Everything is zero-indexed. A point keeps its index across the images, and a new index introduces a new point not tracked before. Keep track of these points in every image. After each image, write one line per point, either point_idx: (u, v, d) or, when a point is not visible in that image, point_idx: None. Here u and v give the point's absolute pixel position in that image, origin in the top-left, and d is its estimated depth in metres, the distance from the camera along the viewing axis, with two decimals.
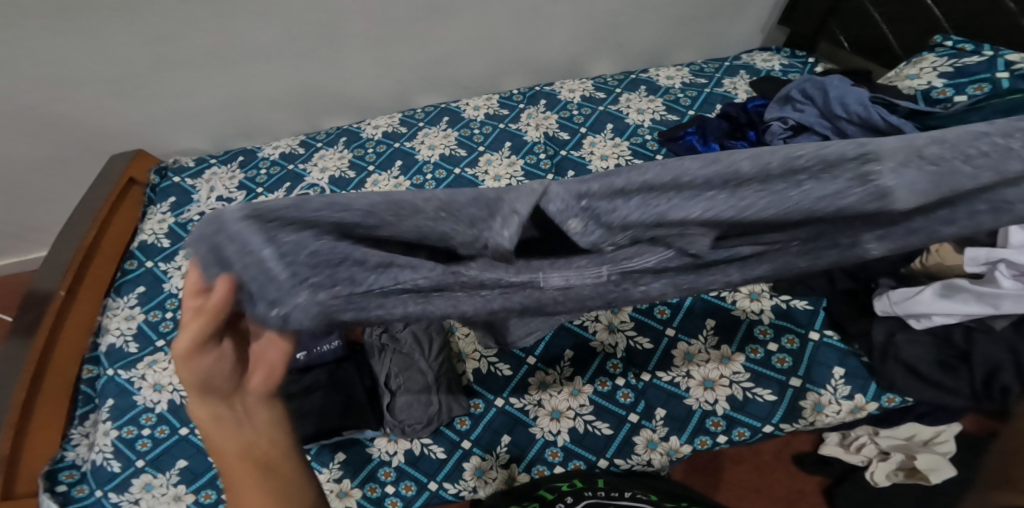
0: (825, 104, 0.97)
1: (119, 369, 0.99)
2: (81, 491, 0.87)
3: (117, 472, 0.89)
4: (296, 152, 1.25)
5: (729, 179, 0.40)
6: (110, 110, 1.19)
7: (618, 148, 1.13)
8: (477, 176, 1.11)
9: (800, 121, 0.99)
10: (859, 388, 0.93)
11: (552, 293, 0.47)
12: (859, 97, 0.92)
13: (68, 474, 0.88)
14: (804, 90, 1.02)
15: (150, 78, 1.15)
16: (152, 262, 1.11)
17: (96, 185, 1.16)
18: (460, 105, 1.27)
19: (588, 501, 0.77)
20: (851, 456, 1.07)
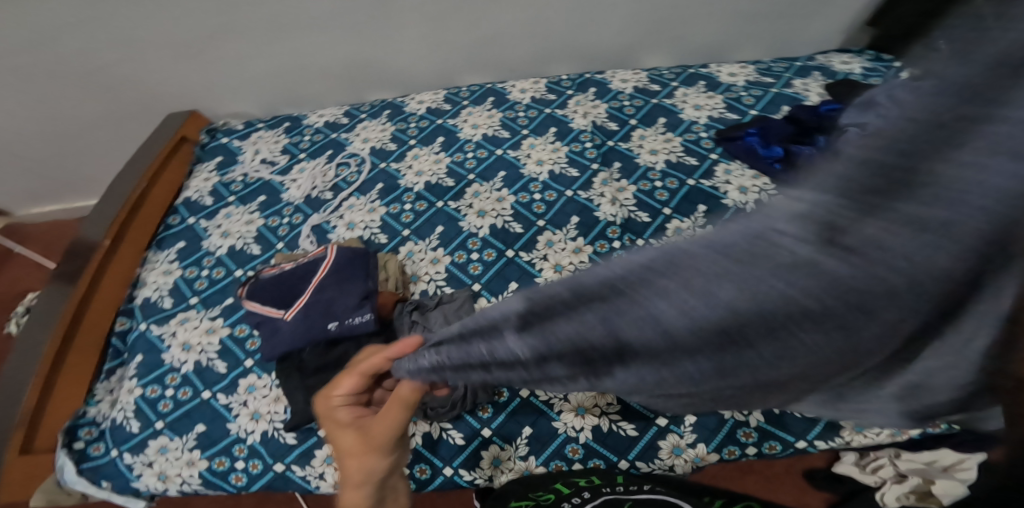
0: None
1: (151, 324, 1.00)
2: (96, 449, 0.89)
3: (136, 432, 0.90)
4: (339, 121, 1.24)
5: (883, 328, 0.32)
6: (168, 72, 1.21)
7: (669, 144, 1.08)
8: (519, 158, 1.09)
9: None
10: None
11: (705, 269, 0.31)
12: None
13: (87, 430, 0.91)
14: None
15: (209, 44, 1.16)
16: (194, 219, 1.12)
17: (149, 140, 1.17)
18: (507, 86, 1.24)
19: (603, 497, 0.76)
20: (865, 476, 1.04)
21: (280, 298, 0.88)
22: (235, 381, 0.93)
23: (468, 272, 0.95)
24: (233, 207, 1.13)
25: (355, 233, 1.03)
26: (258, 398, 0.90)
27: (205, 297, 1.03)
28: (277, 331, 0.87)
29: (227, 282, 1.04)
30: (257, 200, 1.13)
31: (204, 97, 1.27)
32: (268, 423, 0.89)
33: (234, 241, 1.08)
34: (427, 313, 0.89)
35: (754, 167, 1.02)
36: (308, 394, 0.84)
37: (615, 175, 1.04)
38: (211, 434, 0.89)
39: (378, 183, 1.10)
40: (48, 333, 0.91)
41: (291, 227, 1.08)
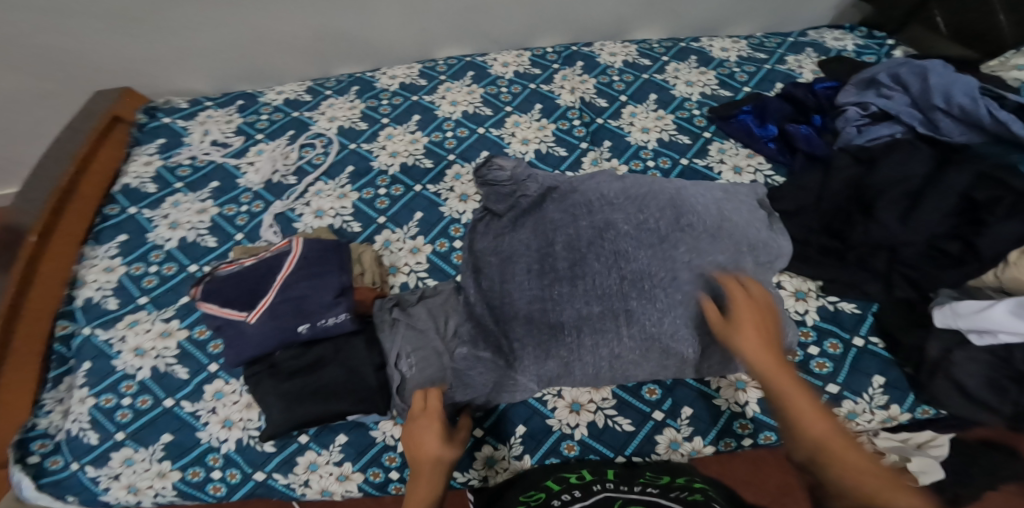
0: (921, 93, 0.92)
1: (96, 329, 0.89)
2: (54, 463, 0.79)
3: (95, 444, 0.80)
4: (301, 99, 1.13)
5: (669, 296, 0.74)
6: (97, 43, 1.05)
7: (661, 121, 1.03)
8: (503, 137, 1.01)
9: (886, 109, 0.94)
10: (898, 398, 0.79)
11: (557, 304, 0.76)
12: (966, 88, 0.87)
13: (41, 443, 0.80)
14: (896, 76, 0.97)
15: (151, 9, 1.02)
16: (136, 208, 1.00)
17: (76, 121, 1.04)
18: (488, 59, 1.15)
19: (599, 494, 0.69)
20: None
21: (240, 297, 0.77)
22: (200, 386, 0.85)
23: (451, 262, 0.90)
24: (182, 193, 1.01)
25: (324, 222, 0.94)
26: (228, 405, 0.83)
27: (156, 296, 0.92)
28: (242, 335, 0.77)
29: (180, 279, 0.93)
30: (209, 186, 1.02)
31: (147, 71, 1.12)
32: (242, 430, 0.82)
33: (185, 232, 0.97)
34: (410, 308, 0.83)
35: (752, 147, 0.98)
36: (284, 401, 0.75)
37: (605, 154, 0.98)
38: (181, 443, 0.81)
39: (348, 166, 1.01)
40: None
41: (250, 216, 0.97)
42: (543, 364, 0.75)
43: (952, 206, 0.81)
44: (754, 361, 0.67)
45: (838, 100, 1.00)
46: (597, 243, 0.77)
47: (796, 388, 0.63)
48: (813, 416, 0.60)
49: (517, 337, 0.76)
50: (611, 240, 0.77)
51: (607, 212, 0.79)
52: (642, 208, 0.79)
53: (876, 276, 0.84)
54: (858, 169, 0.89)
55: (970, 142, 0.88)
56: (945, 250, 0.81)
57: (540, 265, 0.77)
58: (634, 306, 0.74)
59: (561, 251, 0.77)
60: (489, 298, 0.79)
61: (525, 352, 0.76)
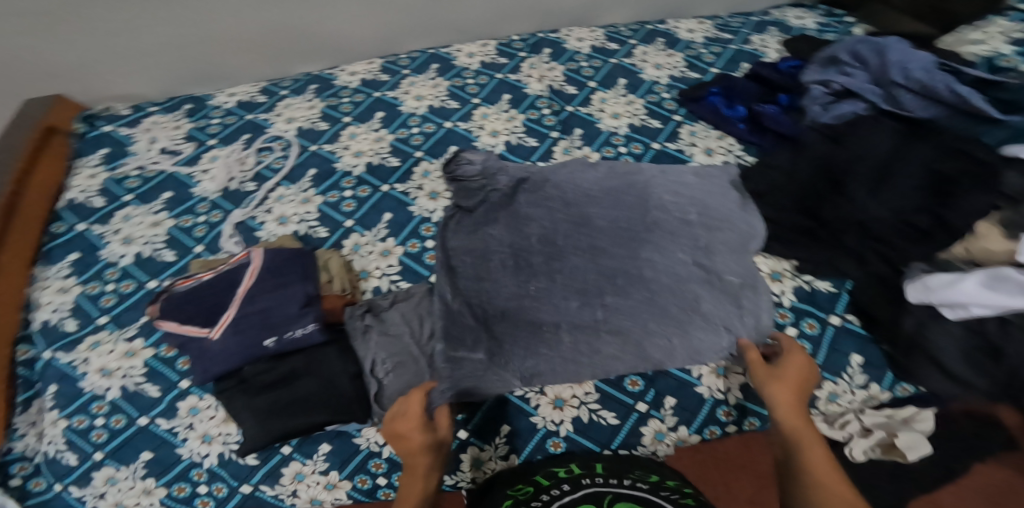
0: (881, 69, 0.93)
1: (57, 352, 0.85)
2: (37, 484, 0.77)
3: (75, 465, 0.77)
4: (256, 100, 1.08)
5: (630, 277, 0.78)
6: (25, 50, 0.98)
7: (631, 106, 1.01)
8: (471, 131, 0.98)
9: (848, 86, 0.93)
10: (876, 377, 0.80)
11: (528, 296, 0.77)
12: (922, 64, 0.89)
13: (20, 466, 0.78)
14: (855, 54, 0.97)
15: (81, 9, 0.95)
16: (85, 225, 0.95)
17: (9, 134, 0.98)
18: (452, 51, 1.11)
19: (586, 490, 0.68)
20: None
21: (204, 312, 0.75)
22: (174, 404, 0.82)
23: (424, 262, 0.87)
24: (132, 207, 0.96)
25: (288, 229, 0.90)
26: (204, 420, 0.80)
27: (116, 315, 0.88)
28: (207, 352, 0.74)
29: (140, 296, 0.89)
30: (162, 196, 0.97)
31: (80, 78, 1.05)
32: (222, 445, 0.79)
33: (140, 247, 0.93)
34: (382, 314, 0.80)
35: (721, 128, 0.97)
36: (258, 418, 0.72)
37: (577, 142, 0.96)
38: (162, 459, 0.78)
39: (311, 169, 0.97)
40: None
41: (209, 226, 0.93)
42: (528, 360, 0.73)
43: (919, 181, 0.82)
44: (778, 411, 0.66)
45: (802, 79, 0.99)
46: (573, 242, 0.81)
47: (813, 445, 0.62)
48: (825, 474, 0.58)
49: (501, 334, 0.74)
50: (589, 236, 0.81)
51: (585, 206, 0.84)
52: (619, 203, 0.84)
53: (848, 253, 0.83)
54: (828, 147, 0.88)
55: (932, 116, 0.87)
56: (915, 225, 0.81)
57: (517, 262, 0.79)
58: (610, 300, 0.76)
59: (537, 249, 0.80)
60: (466, 296, 0.77)
61: (507, 348, 0.73)
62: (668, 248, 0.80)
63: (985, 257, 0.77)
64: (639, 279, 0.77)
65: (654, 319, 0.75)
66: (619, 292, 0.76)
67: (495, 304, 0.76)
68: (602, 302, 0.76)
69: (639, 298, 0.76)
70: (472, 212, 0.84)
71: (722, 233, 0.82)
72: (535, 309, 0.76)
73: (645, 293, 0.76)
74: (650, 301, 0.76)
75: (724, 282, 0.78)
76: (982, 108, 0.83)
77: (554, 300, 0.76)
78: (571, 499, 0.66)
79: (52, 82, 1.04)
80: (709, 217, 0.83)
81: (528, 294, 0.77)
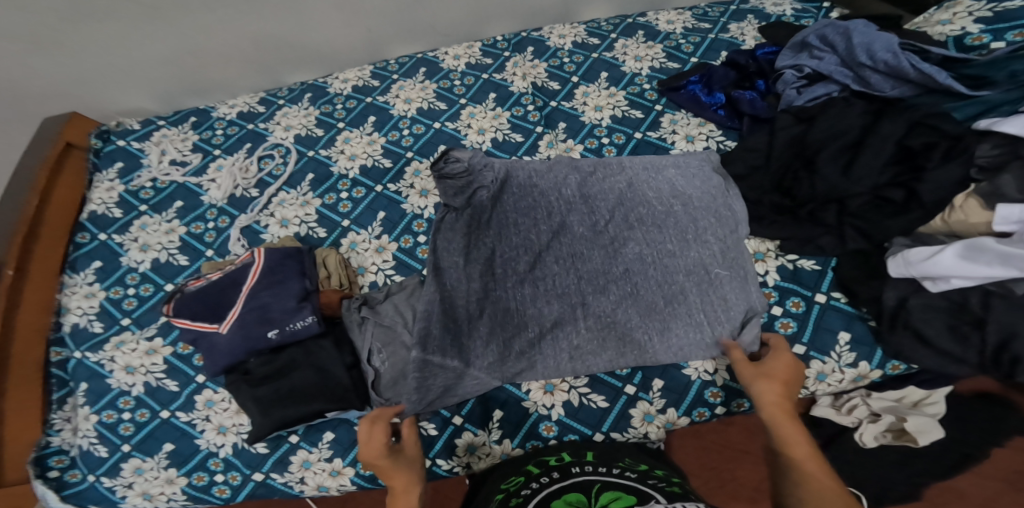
0: (848, 53, 0.92)
1: (86, 352, 0.92)
2: (73, 476, 0.84)
3: (105, 457, 0.85)
4: (255, 110, 1.14)
5: (604, 276, 0.82)
6: (38, 71, 1.05)
7: (613, 99, 1.04)
8: (460, 130, 1.03)
9: (819, 70, 0.95)
10: (865, 355, 0.83)
11: (510, 292, 0.81)
12: (887, 44, 0.87)
13: (58, 459, 0.86)
14: (823, 36, 0.96)
15: (83, 34, 1.02)
16: (106, 234, 1.02)
17: (27, 152, 1.04)
18: (438, 54, 1.15)
19: (574, 479, 0.71)
20: (843, 417, 0.93)
21: (211, 309, 0.81)
22: (192, 397, 0.88)
23: (417, 257, 0.92)
24: (147, 216, 1.03)
25: (290, 231, 0.97)
26: (220, 412, 0.86)
27: (137, 317, 0.95)
28: (215, 347, 0.80)
29: (157, 299, 0.96)
30: (173, 205, 1.04)
31: (86, 95, 1.13)
32: (236, 435, 0.85)
33: (157, 253, 0.99)
34: (377, 306, 0.85)
35: (701, 115, 1.00)
36: (260, 405, 0.78)
37: (561, 136, 1.00)
38: (181, 451, 0.84)
39: (309, 173, 1.03)
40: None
41: (217, 231, 1.00)
42: (504, 365, 0.78)
43: (888, 156, 0.83)
44: (765, 403, 0.69)
45: (776, 64, 1.00)
46: (555, 244, 0.84)
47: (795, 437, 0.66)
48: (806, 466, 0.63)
49: (479, 335, 0.79)
50: (569, 242, 0.84)
51: (564, 214, 0.86)
52: (596, 208, 0.86)
53: (828, 230, 0.86)
54: (799, 127, 0.91)
55: (902, 95, 0.88)
56: (889, 199, 0.82)
57: (502, 270, 0.82)
58: (591, 300, 0.80)
59: (520, 254, 0.83)
60: (450, 306, 0.79)
61: (483, 348, 0.78)
62: (649, 246, 0.83)
63: (964, 228, 0.78)
64: (616, 278, 0.81)
65: (628, 312, 0.79)
66: (596, 289, 0.81)
67: (471, 294, 0.80)
68: (581, 299, 0.80)
69: (614, 294, 0.80)
70: (458, 211, 0.85)
71: (704, 223, 0.84)
72: (516, 302, 0.80)
73: (623, 288, 0.81)
74: (629, 296, 0.80)
75: (710, 275, 0.80)
76: (948, 85, 0.83)
77: (535, 296, 0.81)
78: (558, 487, 0.70)
79: (64, 100, 1.12)
80: (693, 208, 0.85)
81: (510, 300, 0.80)
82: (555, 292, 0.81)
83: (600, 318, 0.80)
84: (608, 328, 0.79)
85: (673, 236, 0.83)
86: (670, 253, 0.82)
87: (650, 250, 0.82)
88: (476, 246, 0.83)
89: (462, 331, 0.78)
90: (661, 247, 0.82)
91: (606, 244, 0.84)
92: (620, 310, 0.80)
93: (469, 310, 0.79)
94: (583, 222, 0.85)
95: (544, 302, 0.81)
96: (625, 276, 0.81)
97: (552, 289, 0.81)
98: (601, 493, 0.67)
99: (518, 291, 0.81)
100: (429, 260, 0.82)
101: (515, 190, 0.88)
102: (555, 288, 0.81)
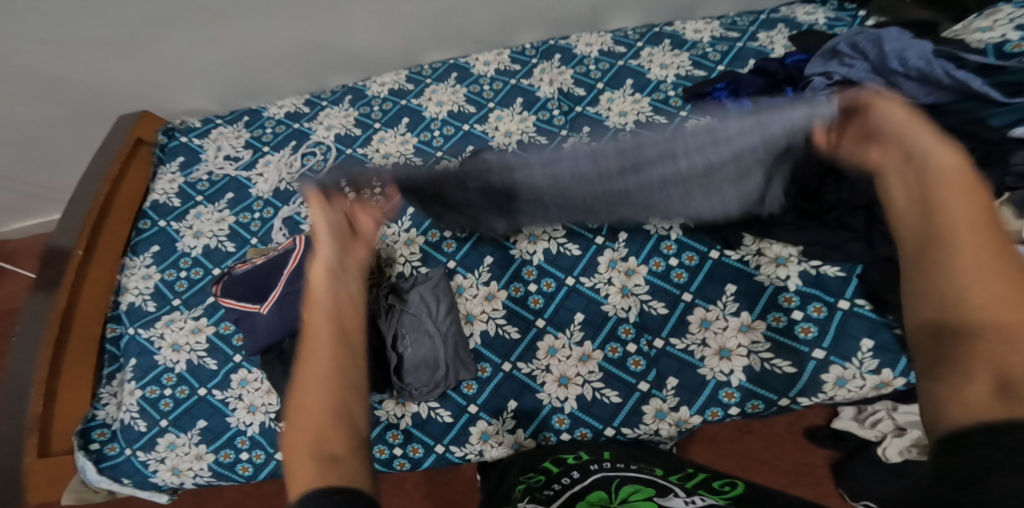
0: (879, 59, 0.91)
1: (139, 328, 1.01)
2: (111, 449, 0.95)
3: (144, 431, 0.94)
4: (300, 111, 1.22)
5: (586, 155, 0.77)
6: (113, 71, 1.16)
7: (637, 105, 1.07)
8: (487, 132, 1.08)
9: (849, 77, 0.92)
10: (888, 362, 0.79)
11: (479, 177, 0.83)
12: (921, 52, 0.87)
13: (100, 432, 0.96)
14: (854, 44, 0.95)
15: (150, 37, 1.11)
16: (165, 221, 1.12)
17: (104, 146, 1.15)
18: (469, 60, 1.20)
19: (594, 476, 0.73)
20: (865, 431, 1.05)
21: (253, 291, 0.88)
22: (228, 376, 0.95)
23: (443, 250, 0.99)
24: (203, 206, 1.12)
25: None
26: (251, 391, 0.93)
27: (186, 298, 1.03)
28: (256, 326, 0.87)
29: (206, 281, 1.04)
30: (224, 197, 1.12)
31: (154, 95, 1.24)
32: (264, 415, 0.92)
33: (208, 240, 1.08)
34: (404, 294, 0.92)
35: None
36: None
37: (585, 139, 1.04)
38: (214, 428, 0.92)
39: None
40: (40, 342, 0.93)
41: (262, 221, 1.07)
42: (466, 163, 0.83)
43: None
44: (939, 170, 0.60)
45: (806, 73, 0.98)
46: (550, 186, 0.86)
47: (974, 202, 0.57)
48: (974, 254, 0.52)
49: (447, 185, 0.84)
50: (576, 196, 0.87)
51: (566, 169, 0.80)
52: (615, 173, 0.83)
53: (857, 237, 0.83)
54: None
55: (937, 102, 0.87)
56: None
57: (490, 180, 0.83)
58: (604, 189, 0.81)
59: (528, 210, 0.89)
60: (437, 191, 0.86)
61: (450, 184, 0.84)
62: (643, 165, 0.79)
63: None
64: (590, 157, 0.77)
65: (597, 154, 0.77)
66: (565, 157, 0.78)
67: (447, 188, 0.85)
68: (542, 161, 0.80)
69: (575, 158, 0.78)
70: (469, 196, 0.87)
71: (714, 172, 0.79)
72: (476, 171, 0.82)
73: (594, 152, 0.77)
74: (591, 153, 0.77)
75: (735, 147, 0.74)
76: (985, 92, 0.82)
77: (508, 165, 0.81)
78: (579, 489, 0.71)
79: (135, 99, 1.24)
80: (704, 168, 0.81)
81: (489, 176, 0.83)
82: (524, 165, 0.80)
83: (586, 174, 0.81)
84: (565, 157, 0.78)
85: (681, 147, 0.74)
86: (655, 149, 0.75)
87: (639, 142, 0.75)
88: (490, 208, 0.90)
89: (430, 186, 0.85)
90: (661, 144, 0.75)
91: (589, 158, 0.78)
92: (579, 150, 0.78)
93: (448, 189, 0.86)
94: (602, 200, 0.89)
95: (513, 163, 0.81)
96: (603, 155, 0.77)
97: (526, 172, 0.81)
98: (621, 486, 0.69)
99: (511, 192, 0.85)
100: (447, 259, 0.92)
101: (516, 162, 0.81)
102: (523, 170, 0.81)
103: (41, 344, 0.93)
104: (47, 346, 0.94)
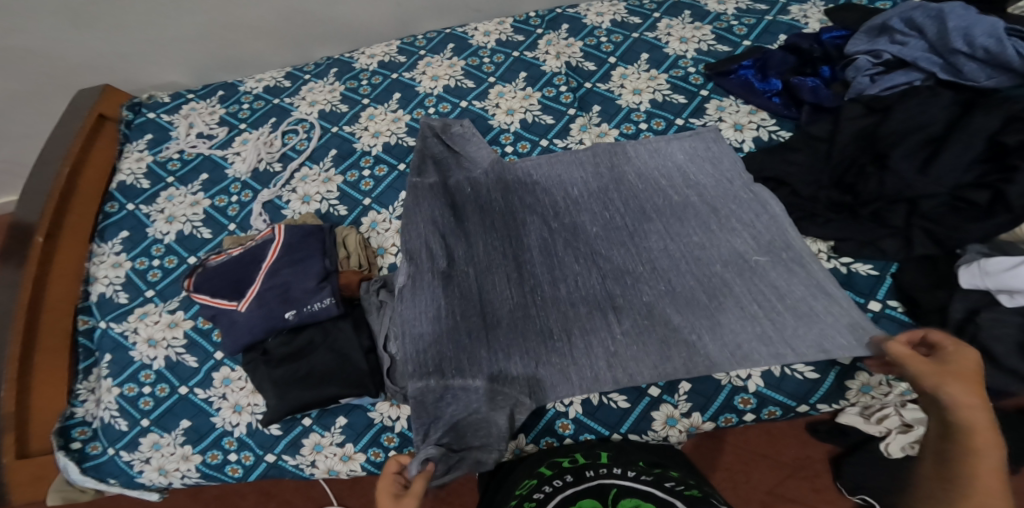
0: (939, 38, 0.84)
1: (111, 322, 0.93)
2: (94, 448, 0.86)
3: (126, 430, 0.85)
4: (281, 85, 1.12)
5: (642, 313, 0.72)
6: (75, 41, 1.05)
7: (653, 82, 0.98)
8: (487, 109, 0.98)
9: (901, 56, 0.86)
10: None
11: (541, 300, 0.75)
12: (990, 29, 0.79)
13: (80, 431, 0.87)
14: (909, 20, 0.88)
15: None
16: (134, 205, 1.02)
17: (60, 124, 1.05)
18: (468, 29, 1.11)
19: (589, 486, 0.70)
20: (869, 427, 0.94)
21: (231, 286, 0.80)
22: (209, 374, 0.87)
23: None
24: (174, 188, 1.03)
25: (311, 207, 0.95)
26: (235, 391, 0.86)
27: (161, 289, 0.94)
28: (235, 324, 0.79)
29: (181, 271, 0.95)
30: (199, 178, 1.03)
31: (120, 67, 1.13)
32: (251, 415, 0.85)
33: (182, 225, 0.99)
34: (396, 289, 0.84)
35: (751, 102, 0.93)
36: (278, 389, 0.77)
37: (595, 119, 0.95)
38: (199, 428, 0.84)
39: (331, 149, 1.01)
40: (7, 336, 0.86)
41: (241, 205, 0.99)
42: (534, 367, 0.69)
43: (979, 153, 0.75)
44: (965, 417, 0.56)
45: (847, 50, 0.92)
46: (535, 297, 0.75)
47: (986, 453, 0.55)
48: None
49: (502, 345, 0.70)
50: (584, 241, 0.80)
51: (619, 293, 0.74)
52: (607, 205, 0.83)
53: (894, 232, 0.77)
54: (870, 119, 0.83)
55: (998, 86, 0.79)
56: (971, 201, 0.74)
57: (545, 275, 0.76)
58: (621, 301, 0.74)
59: (497, 241, 0.79)
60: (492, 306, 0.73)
61: (512, 344, 0.70)
62: (708, 329, 0.70)
63: None
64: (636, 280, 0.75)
65: (672, 299, 0.73)
66: (606, 292, 0.75)
67: (500, 306, 0.73)
68: (606, 304, 0.74)
69: (633, 295, 0.74)
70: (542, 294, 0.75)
71: (791, 299, 0.70)
72: (519, 310, 0.73)
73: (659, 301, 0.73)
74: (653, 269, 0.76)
75: (749, 263, 0.74)
76: None
77: (573, 305, 0.74)
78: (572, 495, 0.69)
79: (100, 71, 1.13)
80: (709, 198, 0.81)
81: (547, 304, 0.74)
82: (574, 319, 0.73)
83: (635, 322, 0.72)
84: (627, 310, 0.72)
85: (750, 306, 0.70)
86: (702, 318, 0.71)
87: (709, 328, 0.70)
88: (452, 220, 0.78)
89: (483, 340, 0.70)
90: (701, 300, 0.72)
91: (638, 288, 0.75)
92: (669, 301, 0.73)
93: (515, 308, 0.73)
94: (587, 182, 0.84)
95: (575, 308, 0.74)
96: (653, 294, 0.74)
97: (579, 328, 0.72)
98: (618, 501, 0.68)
99: (492, 289, 0.74)
100: (402, 249, 0.73)
101: (555, 292, 0.75)
102: (580, 316, 0.73)
103: (10, 339, 0.86)
104: (15, 341, 0.87)
